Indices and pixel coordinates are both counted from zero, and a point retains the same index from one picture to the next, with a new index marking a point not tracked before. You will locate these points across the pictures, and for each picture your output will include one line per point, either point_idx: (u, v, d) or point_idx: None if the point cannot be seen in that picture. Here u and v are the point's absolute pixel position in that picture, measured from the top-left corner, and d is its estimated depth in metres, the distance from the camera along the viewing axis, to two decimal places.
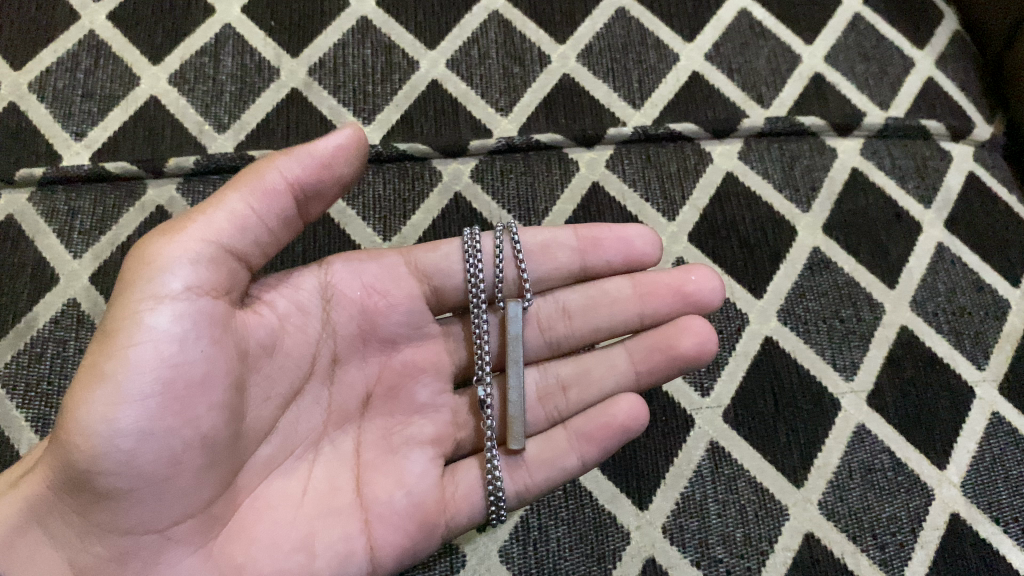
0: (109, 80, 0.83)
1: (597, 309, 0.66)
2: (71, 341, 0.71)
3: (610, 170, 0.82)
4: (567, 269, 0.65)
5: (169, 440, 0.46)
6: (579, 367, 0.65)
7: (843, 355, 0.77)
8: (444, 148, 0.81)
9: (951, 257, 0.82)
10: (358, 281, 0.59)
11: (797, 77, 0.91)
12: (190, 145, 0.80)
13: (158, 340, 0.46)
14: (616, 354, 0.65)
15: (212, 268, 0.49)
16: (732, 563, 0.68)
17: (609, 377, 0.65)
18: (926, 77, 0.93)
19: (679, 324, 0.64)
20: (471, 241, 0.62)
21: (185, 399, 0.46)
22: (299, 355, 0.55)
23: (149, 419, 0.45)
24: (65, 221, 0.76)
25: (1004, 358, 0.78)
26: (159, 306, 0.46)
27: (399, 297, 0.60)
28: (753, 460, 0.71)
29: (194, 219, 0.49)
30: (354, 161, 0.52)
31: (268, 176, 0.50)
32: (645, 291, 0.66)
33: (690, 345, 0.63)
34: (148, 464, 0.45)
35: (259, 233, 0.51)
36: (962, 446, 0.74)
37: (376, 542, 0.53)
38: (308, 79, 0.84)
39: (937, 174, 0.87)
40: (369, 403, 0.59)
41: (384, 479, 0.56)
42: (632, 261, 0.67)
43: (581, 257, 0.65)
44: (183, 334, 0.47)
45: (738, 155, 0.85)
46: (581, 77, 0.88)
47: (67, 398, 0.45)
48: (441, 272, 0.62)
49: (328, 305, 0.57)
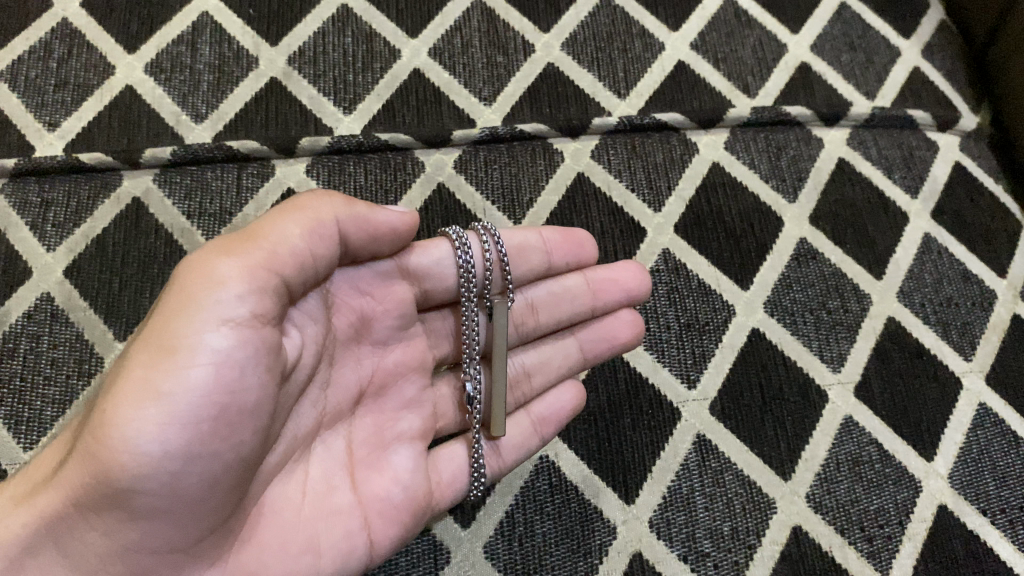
0: (83, 69, 0.81)
1: (558, 303, 0.68)
2: (44, 337, 0.69)
3: (595, 160, 0.81)
4: (538, 268, 0.67)
5: (212, 465, 0.43)
6: (538, 356, 0.68)
7: (830, 346, 0.76)
8: (427, 139, 0.80)
9: (937, 248, 0.82)
10: (355, 288, 0.57)
11: (783, 66, 0.90)
12: (166, 136, 0.78)
13: (216, 364, 0.43)
14: (567, 344, 0.69)
15: (270, 294, 0.46)
16: (719, 557, 0.67)
17: (564, 366, 0.68)
18: (913, 67, 0.93)
19: (620, 316, 0.70)
20: (462, 242, 0.62)
21: (233, 426, 0.44)
22: (312, 365, 0.52)
23: (197, 442, 0.43)
24: (38, 213, 0.74)
25: (990, 349, 0.78)
26: (220, 328, 0.44)
27: (390, 303, 0.59)
28: (740, 453, 0.71)
29: (254, 244, 0.47)
30: (395, 237, 0.55)
31: (324, 220, 0.50)
32: (598, 287, 0.69)
33: (630, 337, 0.69)
34: (189, 487, 0.43)
35: (309, 272, 0.50)
36: (949, 437, 0.74)
37: (377, 539, 0.53)
38: (287, 68, 0.83)
39: (923, 164, 0.87)
40: (362, 401, 0.57)
41: (378, 476, 0.55)
42: (584, 260, 0.70)
43: (548, 256, 0.67)
44: (241, 360, 0.44)
45: (724, 146, 0.84)
46: (566, 66, 0.87)
47: (104, 410, 0.42)
48: (431, 273, 0.62)
49: (330, 312, 0.55)
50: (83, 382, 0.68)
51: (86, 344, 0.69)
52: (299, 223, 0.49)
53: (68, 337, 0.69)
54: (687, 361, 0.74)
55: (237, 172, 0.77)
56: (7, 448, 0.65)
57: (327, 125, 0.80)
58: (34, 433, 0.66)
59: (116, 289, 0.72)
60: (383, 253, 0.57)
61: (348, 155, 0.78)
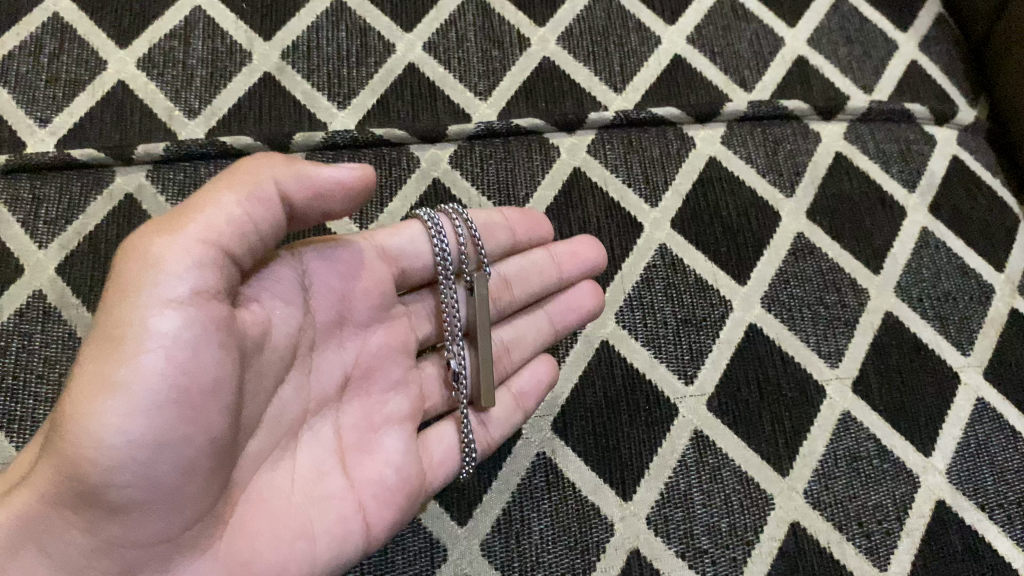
0: (74, 64, 0.80)
1: (527, 277, 0.68)
2: (37, 335, 0.68)
3: (591, 155, 0.81)
4: (504, 244, 0.67)
5: (182, 449, 0.43)
6: (512, 331, 0.68)
7: (828, 342, 0.76)
8: (422, 134, 0.79)
9: (935, 242, 0.82)
10: (333, 269, 0.55)
11: (780, 60, 0.90)
12: (159, 131, 0.78)
13: (168, 348, 0.42)
14: (538, 317, 0.69)
15: (216, 267, 0.45)
16: (717, 554, 0.67)
17: (539, 340, 0.69)
18: (910, 60, 0.92)
19: (584, 286, 0.70)
20: (434, 222, 0.62)
21: (197, 408, 0.43)
22: (283, 347, 0.51)
23: (162, 428, 0.42)
24: (29, 210, 0.73)
25: (988, 344, 0.78)
26: (166, 310, 0.42)
27: (369, 283, 0.57)
28: (738, 449, 0.70)
29: (191, 218, 0.44)
30: (352, 196, 0.51)
31: (265, 184, 0.47)
32: (561, 260, 0.70)
33: (595, 305, 0.70)
34: (163, 474, 0.42)
35: (256, 241, 0.47)
36: (947, 432, 0.73)
37: (371, 520, 0.53)
38: (281, 63, 0.82)
39: (921, 158, 0.86)
40: (347, 385, 0.56)
41: (367, 459, 0.54)
42: (542, 236, 0.71)
43: (512, 233, 0.68)
44: (192, 340, 0.43)
45: (721, 140, 0.84)
46: (562, 61, 0.86)
47: (66, 406, 0.42)
48: (406, 254, 0.61)
49: (308, 294, 0.53)
50: None
51: (79, 342, 0.69)
52: (242, 188, 0.46)
53: (61, 335, 0.69)
54: (684, 357, 0.73)
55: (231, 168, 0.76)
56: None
57: (321, 120, 0.80)
58: (27, 432, 0.65)
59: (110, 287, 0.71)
60: (340, 211, 0.52)
61: (343, 151, 0.78)
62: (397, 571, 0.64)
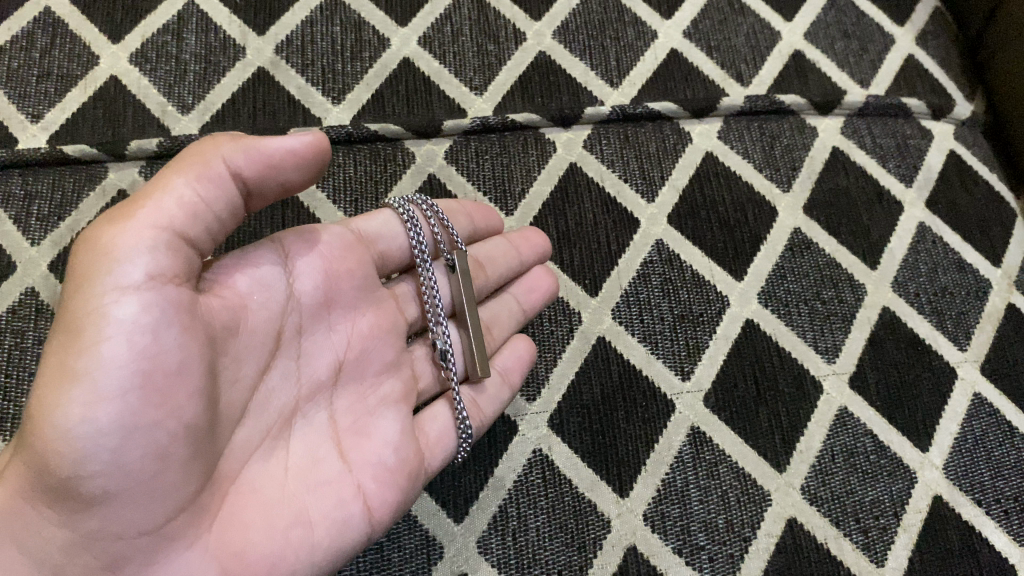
0: (67, 59, 0.80)
1: (493, 260, 0.68)
2: (30, 333, 0.68)
3: (588, 150, 0.80)
4: (464, 230, 0.68)
5: (153, 434, 0.42)
6: (486, 313, 0.68)
7: (825, 337, 0.75)
8: (417, 129, 0.78)
9: (932, 237, 0.81)
10: (315, 253, 0.54)
11: (777, 54, 0.89)
12: (152, 127, 0.77)
13: (128, 333, 0.42)
14: (506, 299, 0.69)
15: (172, 250, 0.44)
16: (714, 550, 0.66)
17: (512, 320, 0.68)
18: (907, 54, 0.92)
19: (539, 269, 0.71)
20: (405, 207, 0.62)
21: (165, 392, 0.42)
22: (265, 332, 0.50)
23: (130, 415, 0.41)
24: (22, 206, 0.72)
25: (985, 339, 0.78)
26: (123, 296, 0.42)
27: (351, 265, 0.57)
28: (735, 445, 0.70)
29: (142, 205, 0.44)
30: (307, 163, 0.50)
31: (213, 162, 0.46)
32: (518, 242, 0.70)
33: (550, 284, 0.71)
34: (135, 461, 0.42)
35: (210, 220, 0.46)
36: (944, 427, 0.73)
37: (371, 503, 0.52)
38: (275, 58, 0.82)
39: (918, 153, 0.86)
40: (340, 370, 0.55)
41: (364, 443, 0.53)
42: (492, 225, 0.71)
43: (470, 221, 0.68)
44: (152, 324, 0.42)
45: (718, 135, 0.83)
46: (558, 55, 0.86)
47: (33, 402, 0.41)
48: (383, 237, 0.61)
49: (292, 279, 0.52)
50: None
51: None
52: (191, 168, 0.45)
53: None
54: (682, 353, 0.73)
55: None
56: None
57: (315, 115, 0.79)
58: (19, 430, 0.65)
59: None
60: (297, 183, 0.51)
61: (337, 146, 0.77)
62: (392, 568, 0.63)
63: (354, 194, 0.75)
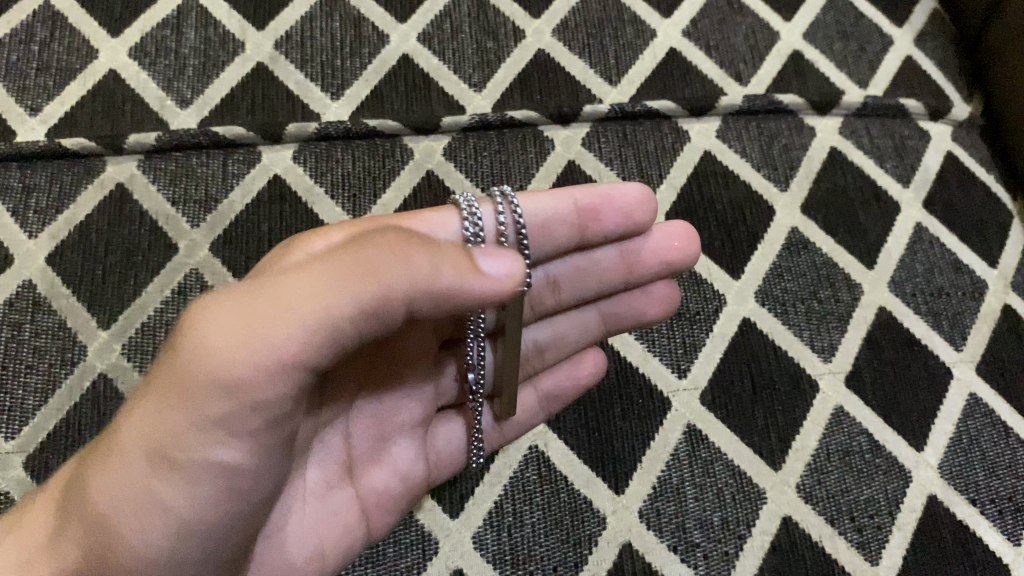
0: (66, 52, 0.80)
1: (585, 277, 0.62)
2: (27, 325, 0.68)
3: (586, 147, 0.80)
4: (565, 243, 0.60)
5: (222, 534, 0.43)
6: (555, 330, 0.65)
7: (821, 337, 0.76)
8: (416, 125, 0.78)
9: (929, 237, 0.82)
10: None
11: (776, 54, 0.90)
12: (151, 121, 0.77)
13: (240, 428, 0.40)
14: (589, 315, 0.65)
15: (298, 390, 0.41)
16: (709, 548, 0.67)
17: (583, 337, 0.66)
18: (905, 55, 0.92)
19: (651, 290, 0.66)
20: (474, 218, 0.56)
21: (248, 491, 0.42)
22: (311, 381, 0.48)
23: (204, 525, 0.42)
24: (20, 199, 0.73)
25: (981, 339, 0.78)
26: (233, 439, 0.40)
27: None
28: (731, 443, 0.70)
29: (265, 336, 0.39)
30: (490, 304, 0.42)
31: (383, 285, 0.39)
32: (633, 260, 0.63)
33: (654, 314, 0.66)
34: (198, 560, 0.42)
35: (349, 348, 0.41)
36: (939, 427, 0.73)
37: (374, 528, 0.55)
38: (274, 53, 0.82)
39: (915, 154, 0.86)
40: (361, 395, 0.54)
41: (378, 470, 0.55)
42: (631, 228, 0.61)
43: (580, 232, 0.59)
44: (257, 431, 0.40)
45: (716, 134, 0.83)
46: (557, 53, 0.86)
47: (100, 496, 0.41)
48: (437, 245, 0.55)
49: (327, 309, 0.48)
50: (65, 370, 0.67)
51: (69, 333, 0.68)
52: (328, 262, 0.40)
53: (51, 325, 0.68)
54: (678, 351, 0.73)
55: (222, 158, 0.76)
56: None
57: (314, 111, 0.79)
58: (15, 423, 0.65)
59: (99, 277, 0.70)
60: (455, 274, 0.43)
61: (336, 142, 0.77)
62: (387, 563, 0.63)
63: (352, 190, 0.76)
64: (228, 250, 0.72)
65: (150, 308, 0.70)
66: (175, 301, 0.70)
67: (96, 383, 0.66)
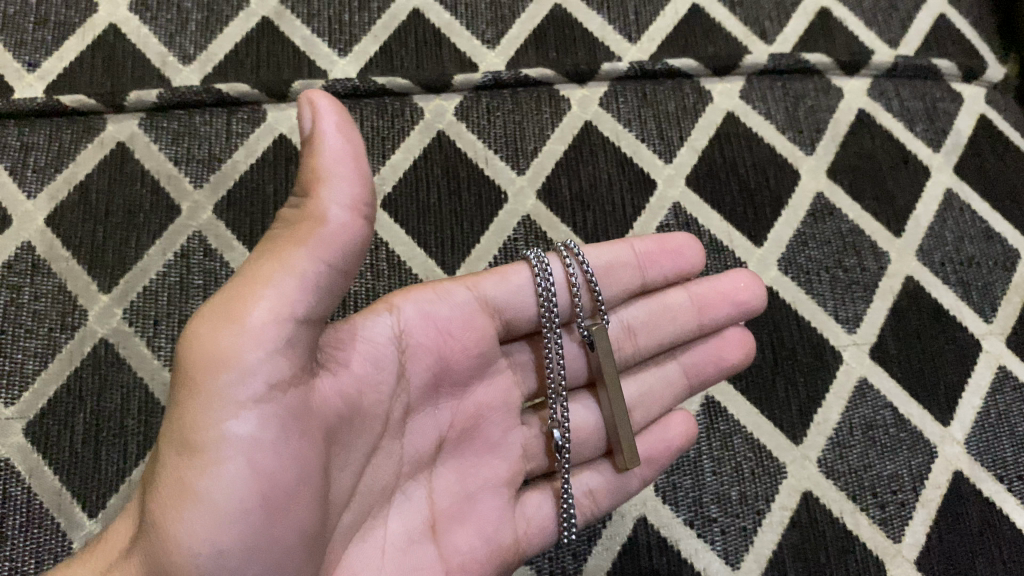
0: (64, 6, 0.77)
1: (660, 325, 0.61)
2: (26, 288, 0.66)
3: (604, 108, 0.77)
4: (631, 286, 0.60)
5: None
6: (637, 386, 0.61)
7: (846, 306, 0.73)
8: (427, 83, 0.75)
9: (960, 204, 0.78)
10: (434, 328, 0.51)
11: (802, 11, 0.85)
12: (152, 77, 0.74)
13: (249, 452, 0.39)
14: (670, 368, 0.62)
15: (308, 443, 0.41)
16: (726, 523, 0.65)
17: (669, 392, 0.62)
18: (938, 14, 0.88)
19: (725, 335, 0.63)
20: (542, 264, 0.56)
21: (284, 508, 0.40)
22: (373, 416, 0.47)
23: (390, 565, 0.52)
24: (18, 157, 0.70)
25: (1012, 311, 0.75)
26: (243, 410, 0.39)
27: (471, 340, 0.53)
28: (751, 416, 0.68)
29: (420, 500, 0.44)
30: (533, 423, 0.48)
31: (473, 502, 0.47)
32: (701, 303, 0.62)
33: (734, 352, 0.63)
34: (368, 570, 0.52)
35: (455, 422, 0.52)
36: (966, 402, 0.71)
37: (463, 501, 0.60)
38: (279, 8, 0.79)
39: (947, 117, 0.82)
40: (442, 449, 0.52)
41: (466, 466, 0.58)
42: (685, 272, 0.62)
43: (641, 273, 0.60)
44: (274, 438, 0.40)
45: (740, 94, 0.80)
46: (574, 8, 0.82)
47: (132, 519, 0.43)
48: (512, 306, 0.55)
49: (403, 356, 0.49)
50: (65, 335, 0.65)
51: (69, 296, 0.66)
52: (326, 188, 0.42)
53: (50, 288, 0.66)
54: None
55: (227, 117, 0.73)
56: None
57: (321, 68, 0.76)
58: (15, 388, 0.63)
59: (100, 238, 0.68)
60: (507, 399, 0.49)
61: (344, 100, 0.74)
62: None
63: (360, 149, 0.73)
64: (232, 212, 0.70)
65: (151, 271, 0.68)
66: (178, 265, 0.68)
67: (97, 348, 0.65)
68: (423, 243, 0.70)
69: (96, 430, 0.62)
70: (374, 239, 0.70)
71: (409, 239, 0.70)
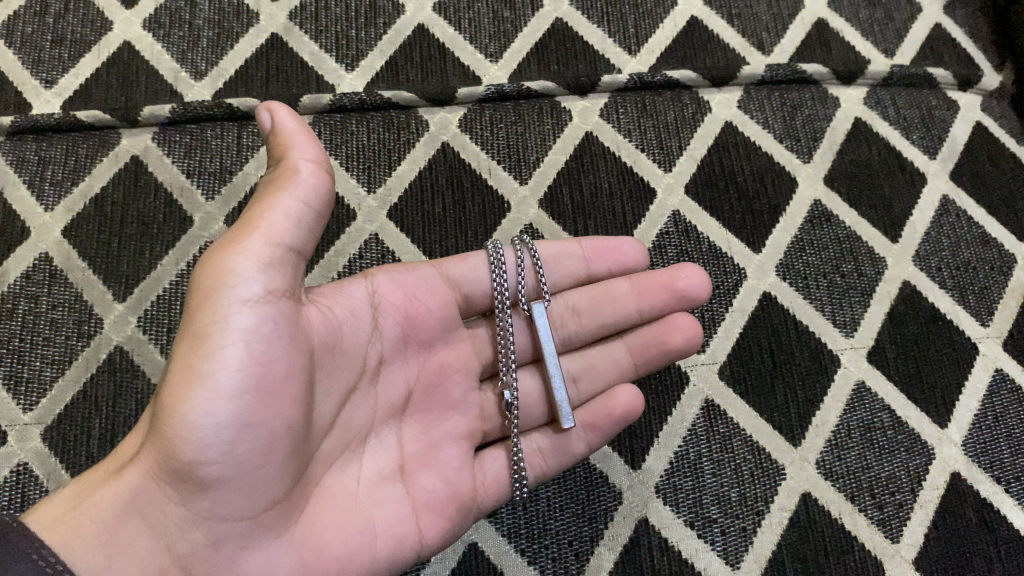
0: (80, 24, 0.79)
1: (602, 307, 0.66)
2: (44, 298, 0.68)
3: (604, 119, 0.79)
4: (576, 275, 0.66)
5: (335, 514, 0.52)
6: (583, 362, 0.66)
7: (844, 311, 0.74)
8: (432, 96, 0.77)
9: (956, 210, 0.80)
10: (401, 290, 0.58)
11: (799, 23, 0.87)
12: (164, 92, 0.77)
13: (247, 341, 0.45)
14: (615, 348, 0.66)
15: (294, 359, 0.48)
16: (726, 524, 0.66)
17: (614, 370, 0.66)
18: (933, 24, 0.90)
19: (672, 321, 0.66)
20: (495, 251, 0.63)
21: (273, 393, 0.46)
22: (352, 355, 0.55)
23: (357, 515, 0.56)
24: (35, 171, 0.72)
25: (1008, 315, 0.76)
26: (242, 308, 0.46)
27: (435, 303, 0.60)
28: (750, 419, 0.69)
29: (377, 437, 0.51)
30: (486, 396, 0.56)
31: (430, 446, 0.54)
32: (642, 288, 0.66)
33: (680, 338, 0.65)
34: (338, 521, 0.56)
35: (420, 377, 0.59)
36: (963, 405, 0.72)
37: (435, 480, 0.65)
38: (288, 24, 0.81)
39: (943, 124, 0.84)
40: (410, 400, 0.59)
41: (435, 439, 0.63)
42: (629, 267, 0.68)
43: (586, 264, 0.67)
44: (268, 333, 0.46)
45: (738, 104, 0.81)
46: (575, 22, 0.84)
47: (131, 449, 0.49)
48: (470, 283, 0.63)
49: (376, 312, 0.57)
50: (82, 343, 0.67)
51: (85, 305, 0.68)
52: (295, 148, 0.49)
53: (67, 297, 0.68)
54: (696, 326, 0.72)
55: (237, 131, 0.75)
56: (4, 409, 0.64)
57: (328, 82, 0.78)
58: (32, 395, 0.65)
59: (115, 249, 0.70)
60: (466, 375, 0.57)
61: (351, 113, 0.76)
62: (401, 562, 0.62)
63: (367, 162, 0.75)
64: None
65: (165, 280, 0.70)
66: (190, 274, 0.70)
67: (112, 355, 0.67)
68: (428, 252, 0.72)
69: (111, 433, 0.64)
70: (381, 248, 0.72)
71: (414, 248, 0.72)
